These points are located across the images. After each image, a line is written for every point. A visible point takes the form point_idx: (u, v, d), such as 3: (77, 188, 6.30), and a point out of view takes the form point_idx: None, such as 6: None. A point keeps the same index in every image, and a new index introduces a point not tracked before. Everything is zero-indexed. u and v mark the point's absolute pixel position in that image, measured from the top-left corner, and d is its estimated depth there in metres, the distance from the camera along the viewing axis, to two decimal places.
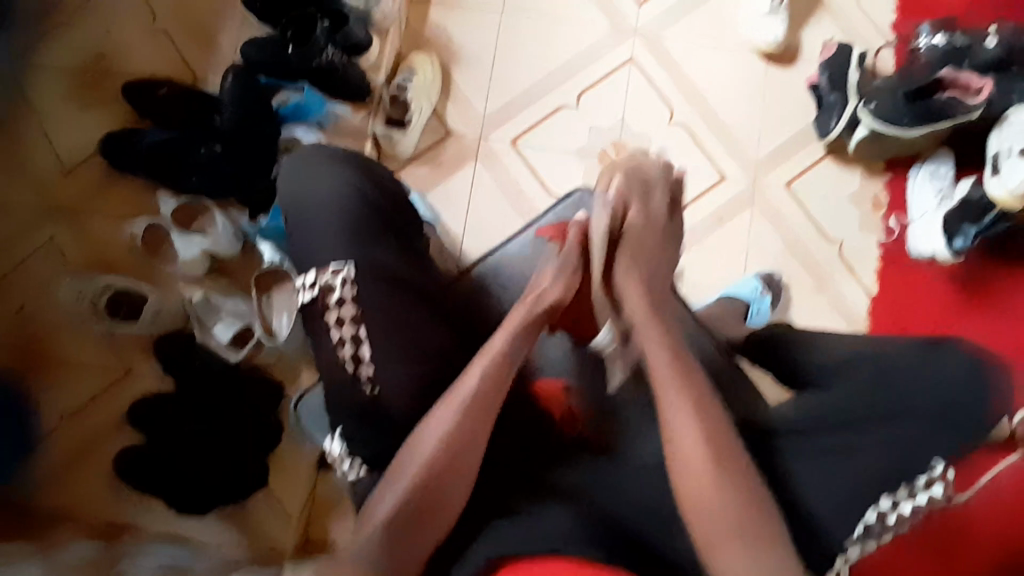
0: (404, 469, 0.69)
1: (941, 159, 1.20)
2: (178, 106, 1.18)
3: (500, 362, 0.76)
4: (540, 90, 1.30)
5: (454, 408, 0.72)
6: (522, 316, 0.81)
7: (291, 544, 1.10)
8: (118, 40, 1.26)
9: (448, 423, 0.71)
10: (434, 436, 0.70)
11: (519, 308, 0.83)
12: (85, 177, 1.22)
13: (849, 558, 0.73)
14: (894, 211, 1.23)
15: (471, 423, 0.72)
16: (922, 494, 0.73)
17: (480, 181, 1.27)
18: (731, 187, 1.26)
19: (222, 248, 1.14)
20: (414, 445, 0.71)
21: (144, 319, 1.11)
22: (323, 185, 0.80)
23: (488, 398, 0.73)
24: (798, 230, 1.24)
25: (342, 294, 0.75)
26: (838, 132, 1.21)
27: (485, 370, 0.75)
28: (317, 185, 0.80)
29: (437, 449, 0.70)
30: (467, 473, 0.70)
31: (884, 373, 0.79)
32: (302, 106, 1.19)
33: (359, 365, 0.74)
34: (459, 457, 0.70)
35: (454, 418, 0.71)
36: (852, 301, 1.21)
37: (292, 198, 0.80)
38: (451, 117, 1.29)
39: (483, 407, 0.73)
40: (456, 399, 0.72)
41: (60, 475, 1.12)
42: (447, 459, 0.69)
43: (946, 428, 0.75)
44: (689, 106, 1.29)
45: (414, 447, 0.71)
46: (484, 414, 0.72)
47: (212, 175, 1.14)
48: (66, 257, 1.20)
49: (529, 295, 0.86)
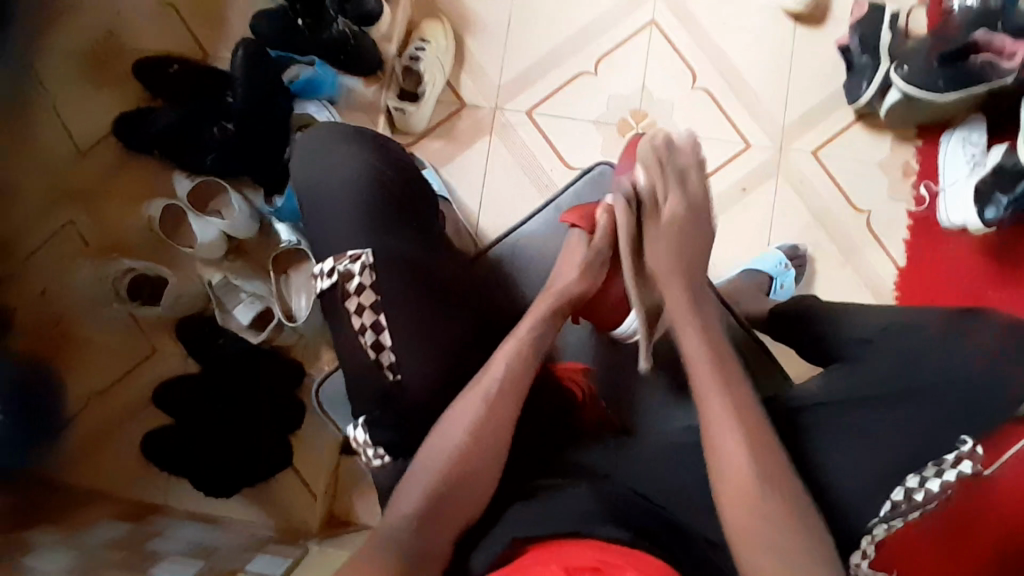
0: (432, 455, 0.71)
1: (974, 125, 1.15)
2: (187, 84, 1.17)
3: (526, 350, 0.76)
4: (557, 58, 1.26)
5: (480, 397, 0.73)
6: (547, 307, 0.81)
7: (317, 520, 1.14)
8: (123, 16, 1.23)
9: (475, 413, 0.71)
10: (461, 427, 0.71)
11: (545, 296, 0.83)
12: (99, 160, 1.22)
13: (875, 537, 0.74)
14: (925, 179, 1.19)
15: (498, 411, 0.72)
16: (949, 471, 0.72)
17: (496, 155, 1.24)
18: (755, 156, 1.22)
19: (239, 231, 1.13)
20: (441, 435, 0.71)
21: (165, 302, 1.12)
22: (339, 171, 0.78)
23: (514, 386, 0.74)
24: (824, 200, 1.21)
25: (360, 280, 0.74)
26: (869, 97, 1.16)
27: (512, 358, 0.75)
28: (334, 172, 0.79)
29: (466, 439, 0.71)
30: (493, 459, 0.71)
31: (911, 348, 0.76)
32: (313, 81, 1.16)
33: (381, 351, 0.74)
34: (487, 444, 0.71)
35: (482, 406, 0.72)
36: (878, 272, 1.18)
37: (308, 186, 0.79)
38: (465, 88, 1.26)
39: (508, 397, 0.73)
40: (482, 387, 0.73)
41: (93, 453, 1.15)
42: (475, 447, 0.70)
43: (978, 402, 0.72)
44: (713, 71, 1.24)
45: (441, 437, 0.71)
46: (512, 402, 0.73)
47: (224, 155, 1.13)
48: (85, 241, 1.20)
49: (552, 284, 0.85)
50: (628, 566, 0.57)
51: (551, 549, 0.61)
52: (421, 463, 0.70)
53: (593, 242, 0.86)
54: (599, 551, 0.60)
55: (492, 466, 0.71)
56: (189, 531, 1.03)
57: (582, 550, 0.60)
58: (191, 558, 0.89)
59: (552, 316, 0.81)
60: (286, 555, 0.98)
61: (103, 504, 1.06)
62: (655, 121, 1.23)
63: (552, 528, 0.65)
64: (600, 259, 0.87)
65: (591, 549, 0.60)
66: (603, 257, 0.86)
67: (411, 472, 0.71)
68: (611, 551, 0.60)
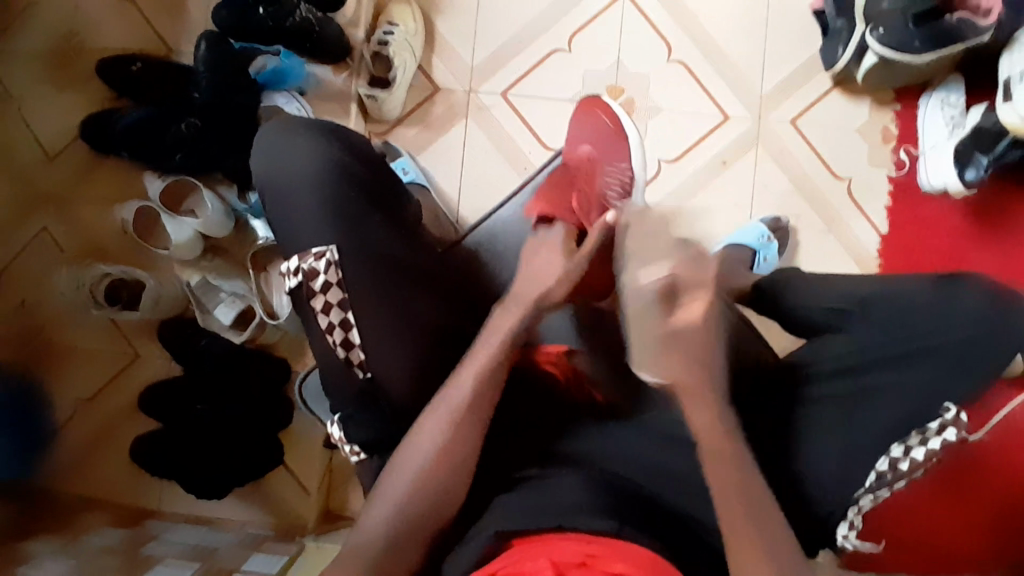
0: (410, 451, 0.70)
1: (951, 86, 1.14)
2: (153, 83, 1.13)
3: (492, 368, 0.73)
4: (529, 35, 1.23)
5: (448, 414, 0.70)
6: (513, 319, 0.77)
7: (313, 514, 1.15)
8: (82, 14, 1.20)
9: (439, 438, 0.69)
10: (433, 438, 0.69)
11: (511, 308, 0.78)
12: (68, 164, 1.19)
13: (862, 507, 0.72)
14: (905, 143, 1.18)
15: (471, 422, 0.71)
16: (934, 439, 0.71)
17: (473, 138, 1.22)
18: (735, 127, 1.21)
19: (212, 229, 1.10)
20: (413, 448, 0.70)
21: (145, 306, 1.10)
22: (301, 166, 0.76)
23: (481, 399, 0.71)
24: (804, 167, 1.20)
25: (326, 279, 0.73)
26: (846, 61, 1.14)
27: (477, 381, 0.72)
28: (295, 166, 0.76)
29: (437, 454, 0.69)
30: (464, 459, 0.69)
31: (902, 314, 0.77)
32: (280, 71, 1.13)
33: (351, 350, 0.73)
34: (460, 454, 0.69)
35: (450, 426, 0.70)
36: (861, 240, 1.18)
37: (271, 181, 0.77)
38: (438, 72, 1.23)
39: (478, 405, 0.71)
40: (444, 411, 0.71)
41: (82, 463, 1.14)
42: (450, 447, 0.69)
43: (961, 370, 0.73)
44: (688, 42, 1.22)
45: (412, 448, 0.70)
46: (477, 426, 0.71)
47: (194, 152, 1.10)
48: (60, 248, 1.17)
49: (518, 296, 0.80)
50: (614, 559, 0.58)
51: (536, 542, 0.62)
52: (397, 466, 0.69)
53: (575, 253, 0.82)
54: (584, 542, 0.62)
55: (468, 462, 0.70)
56: (184, 533, 1.03)
57: (567, 543, 0.61)
58: (188, 561, 0.90)
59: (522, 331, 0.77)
60: (283, 553, 0.99)
61: (102, 510, 1.07)
62: (632, 96, 1.21)
63: (538, 520, 0.66)
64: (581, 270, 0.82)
65: (577, 541, 0.61)
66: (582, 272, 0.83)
67: (379, 482, 0.70)
68: (597, 542, 0.61)
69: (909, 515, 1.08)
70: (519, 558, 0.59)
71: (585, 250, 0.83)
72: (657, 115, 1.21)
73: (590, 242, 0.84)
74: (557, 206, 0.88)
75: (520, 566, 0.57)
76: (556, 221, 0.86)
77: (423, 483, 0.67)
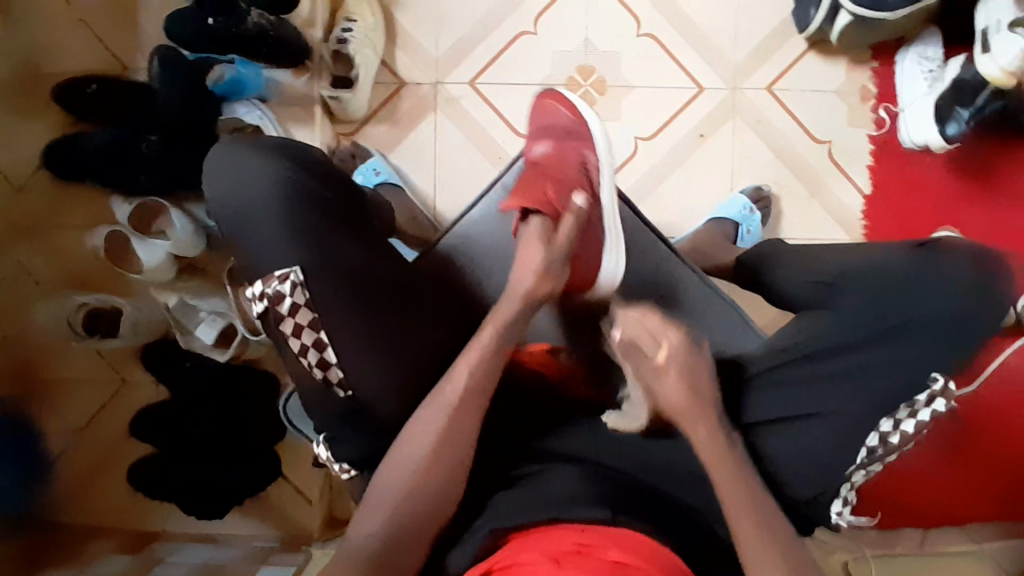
0: (401, 453, 0.69)
1: (928, 39, 1.11)
2: (111, 103, 1.10)
3: (490, 358, 0.72)
4: (493, 20, 1.19)
5: (443, 408, 0.69)
6: (507, 313, 0.74)
7: (317, 523, 1.16)
8: (27, 36, 1.15)
9: (437, 427, 0.68)
10: (429, 434, 0.68)
11: (505, 302, 0.75)
12: (33, 194, 1.15)
13: (854, 483, 0.72)
14: (885, 100, 1.16)
15: (466, 415, 0.69)
16: (924, 410, 0.70)
17: (444, 131, 1.19)
18: (711, 98, 1.18)
19: (184, 249, 1.07)
20: (406, 447, 0.68)
21: (124, 332, 1.08)
22: (254, 190, 0.71)
23: (480, 391, 0.70)
24: (783, 133, 1.18)
25: (293, 301, 0.69)
26: (819, 22, 1.10)
27: (475, 369, 0.71)
28: (247, 191, 0.71)
29: (430, 451, 0.68)
30: (458, 463, 0.69)
31: (884, 287, 0.73)
32: (236, 81, 1.11)
33: (328, 369, 0.70)
34: (458, 455, 0.69)
35: (449, 417, 0.69)
36: (845, 203, 1.17)
37: (223, 209, 0.73)
38: (401, 66, 1.19)
39: (474, 402, 0.70)
40: (445, 399, 0.69)
41: (81, 493, 1.14)
42: (444, 446, 0.68)
43: (945, 343, 0.70)
44: (658, 14, 1.18)
45: (406, 447, 0.68)
46: (474, 418, 0.70)
47: (156, 174, 1.07)
48: (37, 280, 1.15)
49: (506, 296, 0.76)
50: (610, 547, 0.59)
51: (534, 535, 0.63)
52: (385, 475, 0.68)
53: (555, 243, 0.77)
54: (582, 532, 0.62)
55: (464, 464, 0.69)
56: (190, 554, 1.03)
57: (566, 532, 0.62)
58: None
59: (519, 318, 0.75)
60: (289, 564, 0.99)
61: (107, 539, 1.08)
62: (604, 75, 1.18)
63: (535, 514, 0.66)
64: (562, 262, 0.78)
65: (569, 530, 0.62)
66: (563, 262, 0.77)
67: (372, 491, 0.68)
68: (596, 531, 0.62)
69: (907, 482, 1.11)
70: (518, 549, 0.60)
71: (564, 238, 0.78)
72: (632, 92, 1.18)
73: (569, 227, 0.79)
74: (534, 198, 0.80)
75: (515, 556, 0.58)
76: (533, 215, 0.79)
77: (415, 489, 0.67)
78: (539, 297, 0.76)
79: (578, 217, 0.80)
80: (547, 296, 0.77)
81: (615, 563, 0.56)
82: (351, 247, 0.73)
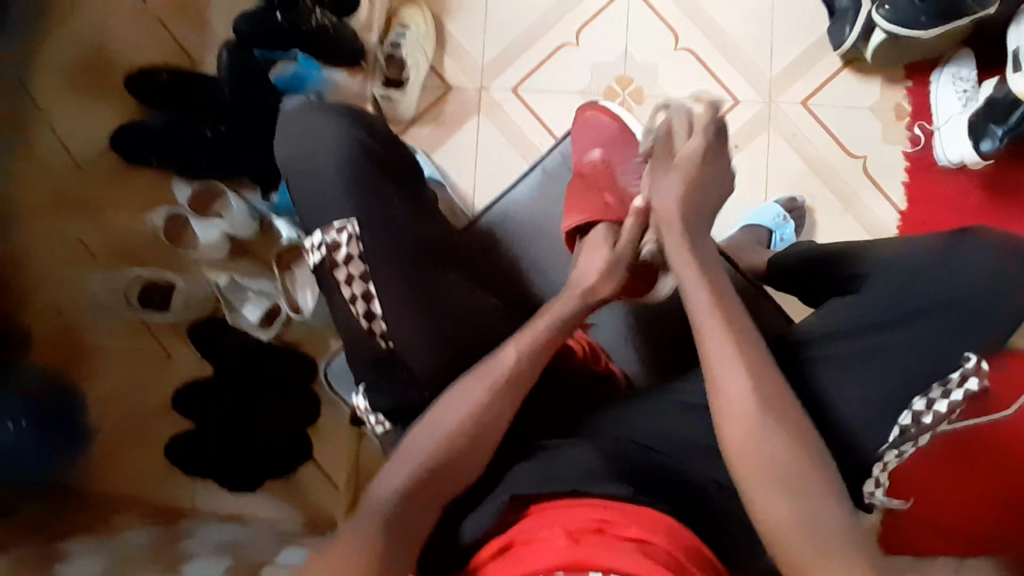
0: (430, 425, 0.70)
1: (962, 61, 1.15)
2: (175, 92, 1.18)
3: (539, 347, 0.76)
4: (537, 32, 1.25)
5: (485, 387, 0.72)
6: (570, 309, 0.79)
7: (341, 509, 1.15)
8: (109, 31, 1.25)
9: (474, 404, 0.71)
10: (466, 409, 0.71)
11: (567, 296, 0.81)
12: (100, 174, 1.24)
13: (887, 464, 0.72)
14: (919, 119, 1.18)
15: (505, 395, 0.72)
16: (957, 390, 0.71)
17: (486, 134, 1.25)
18: (745, 111, 1.22)
19: (239, 229, 1.15)
20: (442, 417, 0.70)
21: (176, 306, 1.15)
22: (324, 152, 0.78)
23: (522, 376, 0.73)
24: (816, 147, 1.20)
25: (348, 251, 0.75)
26: (853, 41, 1.14)
27: (524, 353, 0.75)
28: (318, 153, 0.79)
29: (464, 424, 0.70)
30: (487, 439, 0.70)
31: (912, 273, 0.76)
32: (297, 75, 1.14)
33: (372, 320, 0.75)
34: (485, 431, 0.70)
35: (489, 395, 0.72)
36: (877, 216, 1.18)
37: (293, 166, 0.80)
38: (449, 71, 1.26)
39: (518, 390, 0.73)
40: (489, 376, 0.73)
41: (117, 462, 1.17)
42: (478, 420, 0.70)
43: (971, 326, 0.72)
44: (695, 30, 1.23)
45: (441, 417, 0.71)
46: (511, 398, 0.73)
47: (216, 156, 1.15)
48: (93, 254, 1.20)
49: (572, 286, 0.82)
50: (629, 523, 0.60)
51: (550, 510, 0.63)
52: (411, 444, 0.69)
53: (618, 245, 0.83)
54: (597, 507, 0.62)
55: (489, 439, 0.71)
56: (218, 528, 1.05)
57: (582, 508, 0.62)
58: (222, 553, 0.92)
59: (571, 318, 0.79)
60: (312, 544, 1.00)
61: (139, 508, 1.10)
62: (641, 87, 1.23)
63: (553, 487, 0.66)
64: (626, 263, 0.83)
65: (591, 507, 0.62)
66: (625, 263, 0.83)
67: (403, 447, 0.70)
68: (610, 508, 0.62)
69: (928, 494, 1.10)
70: (533, 525, 0.61)
71: (626, 240, 0.84)
72: (671, 101, 1.22)
73: (632, 226, 0.84)
74: (594, 206, 0.88)
75: (533, 532, 0.60)
76: (597, 224, 0.86)
77: (440, 456, 0.68)
78: (598, 295, 0.81)
79: (639, 214, 0.85)
80: (606, 296, 0.82)
81: (632, 541, 0.57)
82: (404, 216, 0.79)
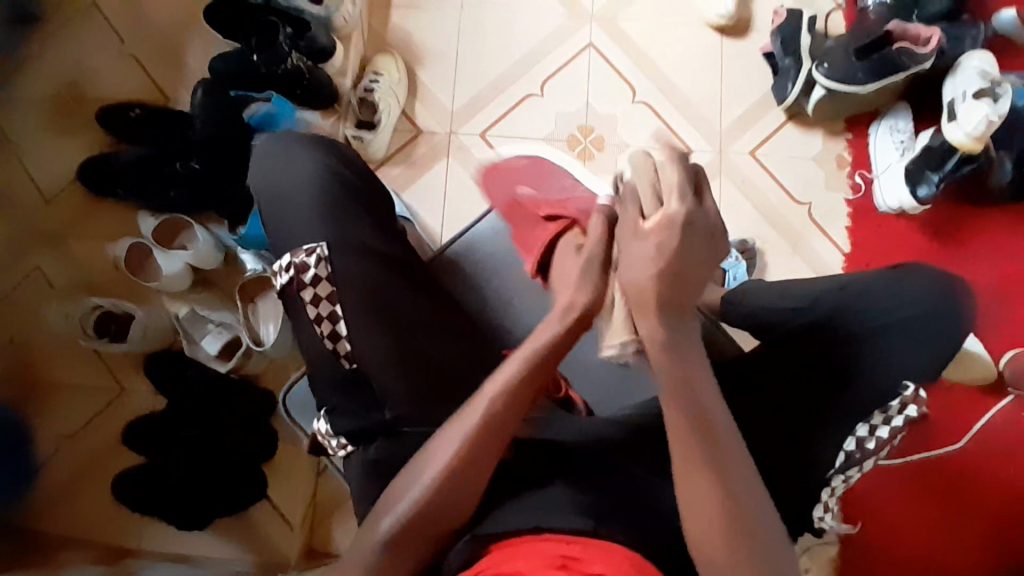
0: (417, 470, 0.68)
1: (900, 113, 1.24)
2: (148, 126, 1.21)
3: (529, 380, 0.70)
4: (504, 82, 1.33)
5: (467, 426, 0.68)
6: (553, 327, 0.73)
7: (295, 551, 1.10)
8: (87, 69, 1.28)
9: (457, 448, 0.67)
10: (450, 452, 0.67)
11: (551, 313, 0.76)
12: (65, 205, 1.23)
13: (835, 489, 0.77)
14: (859, 168, 1.27)
15: (490, 434, 0.67)
16: (897, 417, 0.76)
17: (454, 174, 1.29)
18: (699, 158, 1.29)
19: (204, 260, 1.16)
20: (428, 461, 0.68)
21: (134, 336, 1.12)
22: (297, 180, 0.81)
23: (508, 416, 0.68)
24: (765, 193, 1.28)
25: (316, 272, 0.77)
26: (795, 96, 1.24)
27: (510, 388, 0.69)
28: (291, 181, 0.81)
29: (448, 472, 0.66)
30: (476, 482, 0.67)
31: (862, 300, 0.80)
32: (270, 115, 1.18)
33: (338, 341, 0.76)
34: (473, 473, 0.67)
35: (472, 437, 0.67)
36: (823, 256, 1.25)
37: (266, 193, 0.82)
38: (420, 115, 1.32)
39: (496, 431, 0.68)
40: (471, 416, 0.68)
41: (61, 502, 1.11)
42: (467, 464, 0.67)
43: (913, 351, 0.78)
44: (650, 84, 1.32)
45: (428, 461, 0.68)
46: (498, 439, 0.68)
47: (191, 191, 1.17)
48: (50, 283, 1.20)
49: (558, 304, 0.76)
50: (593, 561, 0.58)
51: (513, 546, 0.61)
52: (396, 489, 0.67)
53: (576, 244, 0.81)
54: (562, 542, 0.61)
55: (480, 478, 0.67)
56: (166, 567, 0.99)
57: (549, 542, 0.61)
58: None
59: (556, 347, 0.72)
60: None
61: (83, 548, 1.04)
62: (602, 135, 1.30)
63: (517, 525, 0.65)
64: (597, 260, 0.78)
65: (551, 542, 0.61)
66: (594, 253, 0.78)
67: (392, 487, 0.68)
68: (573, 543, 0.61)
69: (889, 520, 1.12)
70: (498, 560, 0.59)
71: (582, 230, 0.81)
72: (630, 147, 1.29)
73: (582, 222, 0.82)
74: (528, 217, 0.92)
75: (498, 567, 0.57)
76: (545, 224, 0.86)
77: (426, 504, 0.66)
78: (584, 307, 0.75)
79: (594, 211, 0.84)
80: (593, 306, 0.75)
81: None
82: (376, 241, 0.81)
